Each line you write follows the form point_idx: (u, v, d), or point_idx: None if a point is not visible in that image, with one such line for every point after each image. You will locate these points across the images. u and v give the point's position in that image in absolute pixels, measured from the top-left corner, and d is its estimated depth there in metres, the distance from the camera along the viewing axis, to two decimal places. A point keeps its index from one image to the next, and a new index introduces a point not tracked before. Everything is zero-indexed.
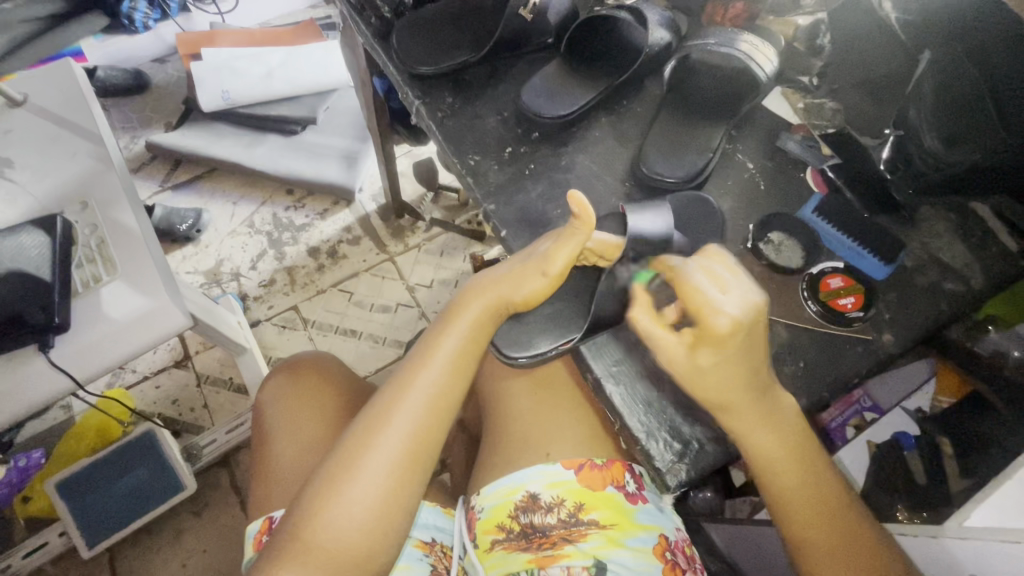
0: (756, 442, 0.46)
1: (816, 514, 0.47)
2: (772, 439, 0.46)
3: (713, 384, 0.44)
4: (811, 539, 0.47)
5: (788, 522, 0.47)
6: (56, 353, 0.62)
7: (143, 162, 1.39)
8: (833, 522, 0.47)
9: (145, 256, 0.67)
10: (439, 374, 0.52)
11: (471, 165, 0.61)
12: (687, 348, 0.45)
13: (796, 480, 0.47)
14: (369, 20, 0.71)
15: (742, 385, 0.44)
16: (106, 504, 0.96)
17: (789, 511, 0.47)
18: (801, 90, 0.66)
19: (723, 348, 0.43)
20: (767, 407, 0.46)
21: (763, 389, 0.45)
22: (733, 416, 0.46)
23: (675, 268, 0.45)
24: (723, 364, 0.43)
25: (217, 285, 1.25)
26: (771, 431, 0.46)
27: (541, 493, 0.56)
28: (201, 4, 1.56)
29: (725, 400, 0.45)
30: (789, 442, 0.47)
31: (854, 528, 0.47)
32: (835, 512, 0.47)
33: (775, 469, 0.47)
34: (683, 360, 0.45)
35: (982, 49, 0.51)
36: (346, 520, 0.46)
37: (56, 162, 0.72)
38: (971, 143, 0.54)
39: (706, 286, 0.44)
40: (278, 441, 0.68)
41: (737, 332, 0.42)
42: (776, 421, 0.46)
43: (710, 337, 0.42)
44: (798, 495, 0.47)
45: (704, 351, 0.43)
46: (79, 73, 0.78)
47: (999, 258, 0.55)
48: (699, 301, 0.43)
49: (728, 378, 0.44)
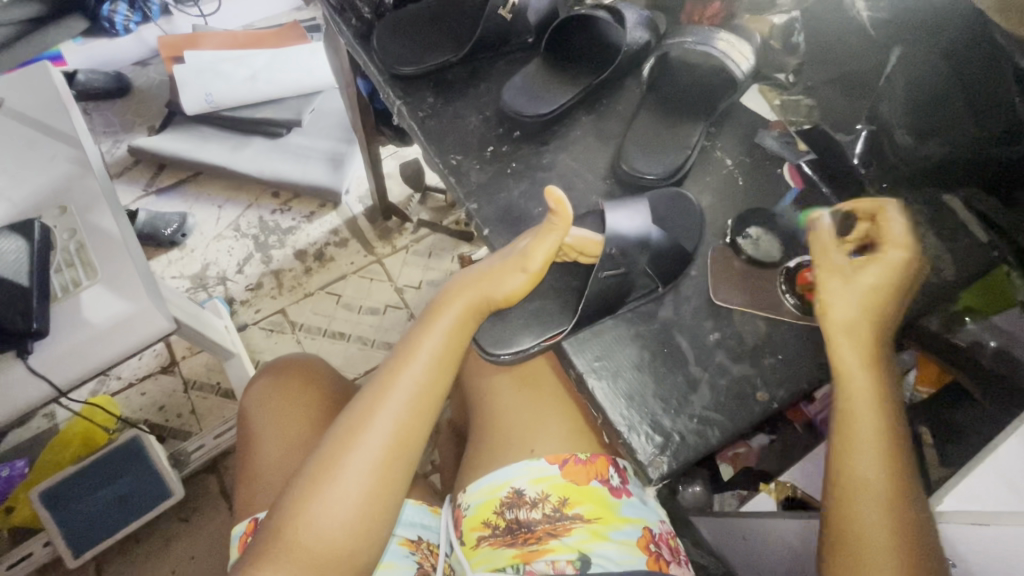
0: (847, 364, 0.47)
1: (878, 474, 0.45)
2: (868, 382, 0.47)
3: (865, 303, 0.48)
4: (863, 493, 0.45)
5: (843, 471, 0.46)
6: (34, 359, 0.61)
7: (126, 167, 1.38)
8: (892, 488, 0.45)
9: (126, 259, 0.66)
10: (421, 371, 0.52)
11: (453, 165, 0.62)
12: (852, 266, 0.49)
13: (875, 434, 0.46)
14: (350, 21, 0.72)
15: (884, 318, 0.48)
16: (92, 512, 0.95)
17: (850, 459, 0.46)
18: (778, 85, 0.69)
19: (889, 271, 0.48)
20: (872, 351, 0.47)
21: (884, 337, 0.48)
22: (845, 344, 0.47)
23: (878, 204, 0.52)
24: (884, 285, 0.48)
25: (203, 290, 1.24)
26: (868, 373, 0.47)
27: (525, 488, 0.57)
28: (183, 6, 1.55)
29: (860, 326, 0.47)
30: (880, 396, 0.47)
31: (908, 505, 0.45)
32: (898, 481, 0.45)
33: (857, 414, 0.46)
34: (849, 277, 0.49)
35: (951, 51, 0.52)
36: (329, 518, 0.46)
37: (33, 166, 0.71)
38: (940, 138, 0.56)
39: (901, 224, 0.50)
40: (264, 443, 0.68)
41: (908, 265, 0.48)
42: (876, 368, 0.47)
43: (889, 257, 0.48)
44: (869, 447, 0.46)
45: (874, 268, 0.48)
46: (56, 77, 0.77)
47: (971, 251, 0.56)
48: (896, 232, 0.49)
49: (881, 302, 0.48)
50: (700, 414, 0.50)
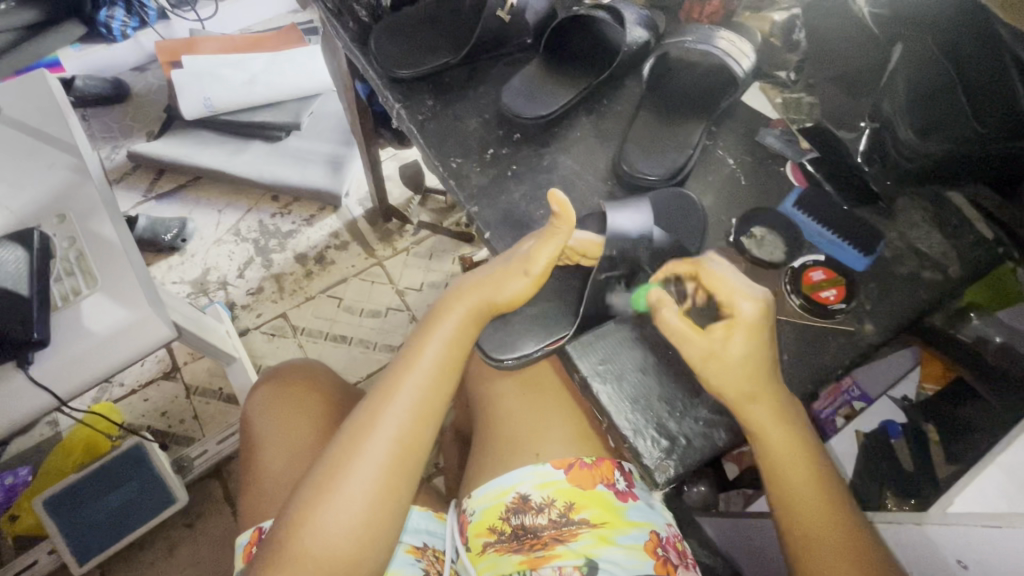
0: (762, 424, 0.47)
1: (823, 521, 0.46)
2: (784, 437, 0.47)
3: (741, 373, 0.46)
4: (818, 544, 0.46)
5: (794, 528, 0.47)
6: (35, 369, 0.61)
7: (124, 173, 1.37)
8: (840, 528, 0.46)
9: (126, 268, 0.66)
10: (423, 377, 0.51)
11: (453, 168, 0.61)
12: (717, 342, 0.47)
13: (808, 483, 0.47)
14: (347, 24, 0.71)
15: (769, 376, 0.47)
16: (96, 519, 0.94)
17: (797, 516, 0.47)
18: (779, 83, 0.68)
19: (751, 329, 0.47)
20: (780, 402, 0.48)
21: (781, 385, 0.48)
22: (753, 410, 0.47)
23: (695, 263, 0.51)
24: (754, 349, 0.47)
25: (204, 295, 1.24)
26: (784, 428, 0.47)
27: (531, 493, 0.56)
28: (180, 11, 1.55)
29: (751, 393, 0.47)
30: (798, 444, 0.48)
31: (858, 537, 0.46)
32: (842, 518, 0.47)
33: (785, 471, 0.47)
34: (720, 352, 0.47)
35: (951, 43, 0.51)
36: (333, 529, 0.46)
37: (31, 175, 0.71)
38: (944, 131, 0.54)
39: (728, 275, 0.50)
40: (267, 450, 0.67)
41: (763, 314, 0.47)
42: (787, 420, 0.47)
43: (743, 319, 0.47)
44: (805, 496, 0.47)
45: (737, 336, 0.46)
46: (54, 85, 0.77)
47: (974, 247, 0.56)
48: (727, 288, 0.49)
49: (756, 365, 0.47)
50: (706, 416, 0.50)
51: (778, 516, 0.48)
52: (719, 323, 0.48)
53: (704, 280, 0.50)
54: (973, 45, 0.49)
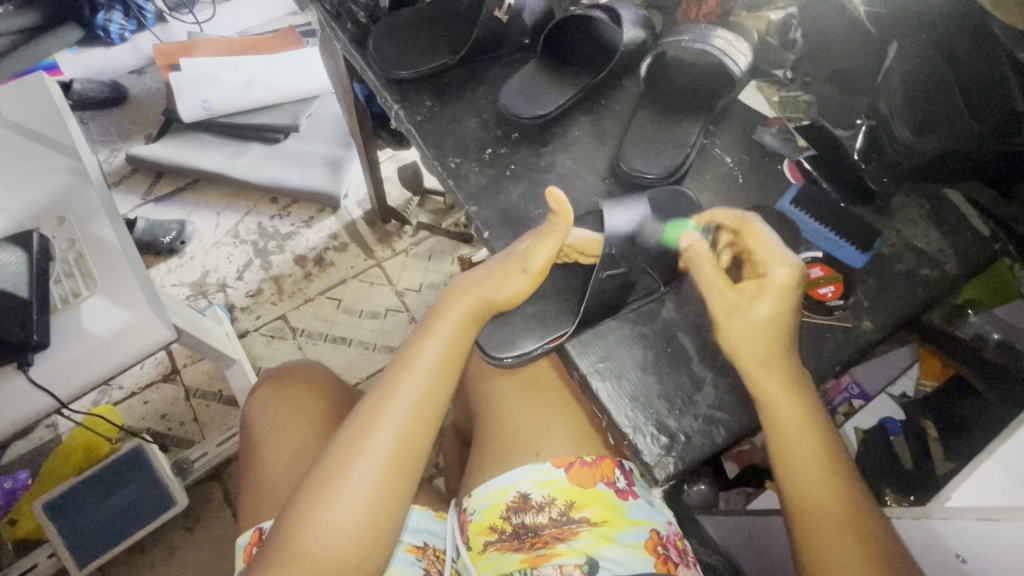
0: (777, 404, 0.47)
1: (830, 496, 0.46)
2: (793, 409, 0.47)
3: (762, 337, 0.47)
4: (822, 517, 0.46)
5: (800, 501, 0.47)
6: (35, 371, 0.61)
7: (123, 175, 1.37)
8: (850, 512, 0.46)
9: (125, 269, 0.66)
10: (424, 376, 0.52)
11: (452, 168, 0.62)
12: (745, 299, 0.49)
13: (822, 469, 0.47)
14: (346, 26, 0.71)
15: (788, 347, 0.48)
16: (96, 522, 0.94)
17: (807, 503, 0.46)
18: (776, 82, 0.66)
19: (778, 293, 0.48)
20: (791, 373, 0.48)
21: (795, 358, 0.48)
22: (769, 382, 0.47)
23: (742, 219, 0.52)
24: (778, 313, 0.48)
25: (203, 297, 1.24)
26: (793, 400, 0.47)
27: (531, 492, 0.56)
28: (178, 14, 1.54)
29: (768, 358, 0.47)
30: (808, 416, 0.47)
31: (862, 514, 0.46)
32: (853, 504, 0.46)
33: (793, 444, 0.47)
34: (743, 311, 0.48)
35: (948, 41, 0.52)
36: (334, 529, 0.46)
37: (30, 177, 0.71)
38: (941, 130, 0.54)
39: (773, 237, 0.50)
40: (268, 450, 0.67)
41: (793, 283, 0.48)
42: (797, 392, 0.47)
43: (773, 284, 0.48)
44: (812, 470, 0.47)
45: (765, 298, 0.48)
46: (53, 87, 0.77)
47: (972, 244, 0.56)
48: (766, 250, 0.49)
49: (776, 331, 0.48)
50: (706, 413, 0.50)
51: (784, 490, 0.48)
52: (751, 281, 0.49)
53: (748, 238, 0.51)
54: (970, 45, 0.51)
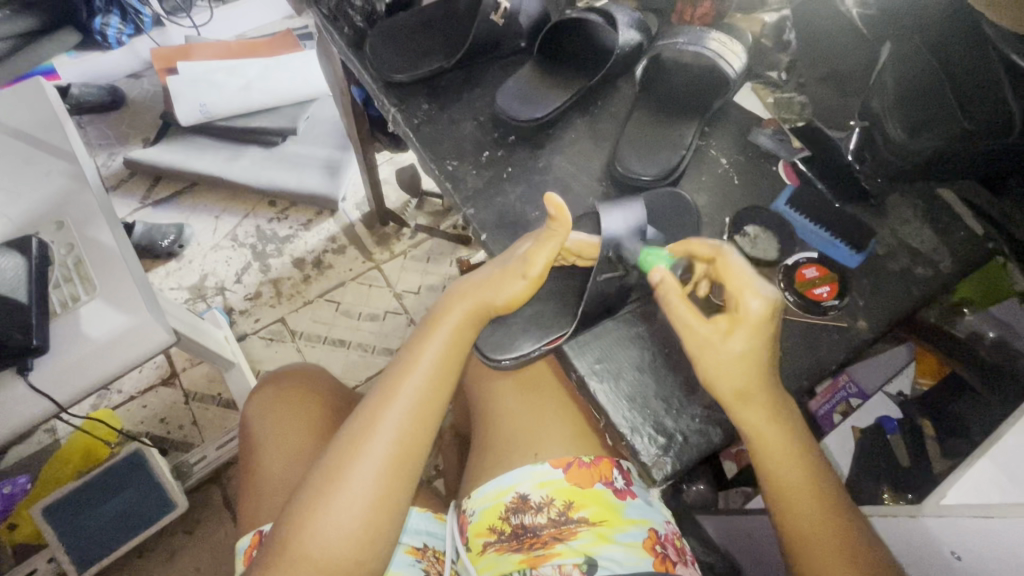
0: (754, 424, 0.48)
1: (820, 521, 0.47)
2: (777, 438, 0.48)
3: (737, 371, 0.47)
4: (815, 542, 0.47)
5: (783, 512, 0.48)
6: (35, 376, 0.61)
7: (122, 179, 1.37)
8: (831, 520, 0.47)
9: (124, 273, 0.66)
10: (423, 380, 0.52)
11: (449, 171, 0.62)
12: (719, 333, 0.48)
13: (802, 480, 0.48)
14: (343, 29, 0.72)
15: (768, 374, 0.48)
16: (96, 526, 0.94)
17: (791, 514, 0.48)
18: (771, 83, 0.68)
19: (753, 329, 0.47)
20: (773, 402, 0.48)
21: (775, 387, 0.48)
22: (746, 408, 0.47)
23: (717, 249, 0.51)
24: (753, 347, 0.47)
25: (202, 300, 1.24)
26: (777, 429, 0.48)
27: (530, 493, 0.57)
28: (175, 18, 1.55)
29: (747, 391, 0.47)
30: (792, 443, 0.48)
31: (847, 526, 0.47)
32: (833, 512, 0.47)
33: (779, 471, 0.48)
34: (717, 346, 0.48)
35: (941, 43, 0.52)
36: (333, 532, 0.46)
37: (28, 183, 0.71)
38: (934, 129, 0.54)
39: (747, 271, 0.49)
40: (267, 454, 0.67)
41: (768, 315, 0.47)
42: (780, 420, 0.48)
43: (748, 318, 0.47)
44: (796, 487, 0.48)
45: (739, 334, 0.47)
46: (51, 93, 0.77)
47: (967, 242, 0.57)
48: (740, 284, 0.48)
49: (754, 365, 0.47)
50: (703, 413, 0.50)
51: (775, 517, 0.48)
52: (723, 316, 0.49)
53: (721, 269, 0.50)
54: (964, 45, 0.50)
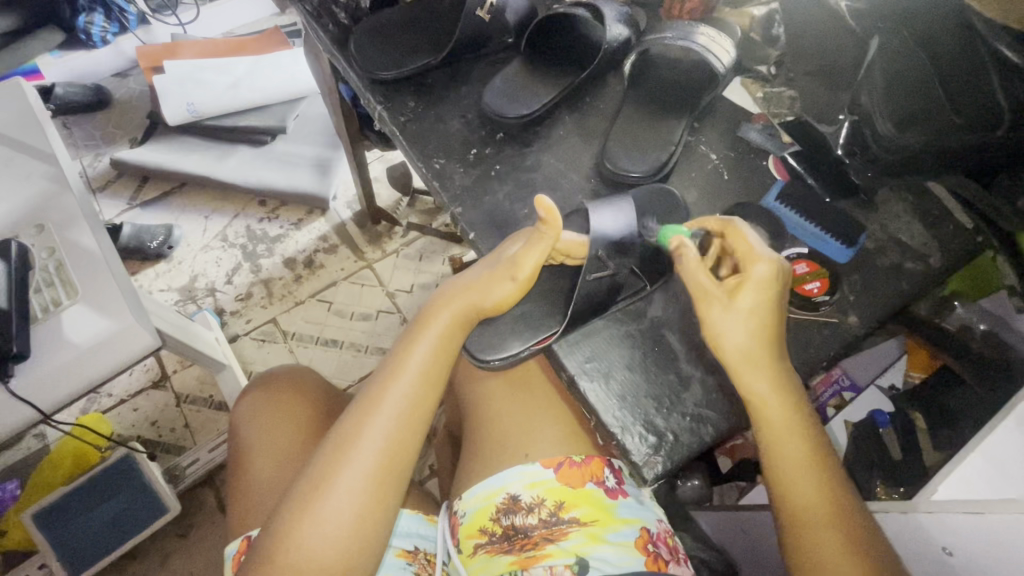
0: (758, 393, 0.47)
1: (817, 498, 0.46)
2: (781, 414, 0.47)
3: (745, 329, 0.47)
4: (810, 521, 0.46)
5: (781, 483, 0.48)
6: (16, 382, 0.60)
7: (108, 180, 1.35)
8: (828, 496, 0.47)
9: (107, 277, 0.65)
10: (410, 384, 0.51)
11: (437, 169, 0.61)
12: (726, 293, 0.49)
13: (801, 455, 0.47)
14: (327, 26, 0.71)
15: (774, 340, 0.48)
16: (86, 531, 0.93)
17: (786, 486, 0.47)
18: (761, 78, 0.67)
19: (759, 288, 0.48)
20: (780, 378, 0.48)
21: (782, 359, 0.48)
22: (749, 373, 0.47)
23: (725, 222, 0.52)
24: (760, 308, 0.48)
25: (192, 301, 1.23)
26: (784, 405, 0.47)
27: (520, 494, 0.56)
28: (161, 15, 1.53)
29: (754, 355, 0.47)
30: (796, 422, 0.48)
31: (844, 505, 0.47)
32: (831, 488, 0.47)
33: (780, 446, 0.48)
34: (726, 304, 0.48)
35: (929, 40, 0.50)
36: (320, 541, 0.46)
37: (9, 185, 0.69)
38: (924, 122, 0.54)
39: (754, 238, 0.50)
40: (256, 458, 0.67)
41: (774, 278, 0.48)
42: (786, 396, 0.47)
43: (755, 279, 0.48)
44: (796, 461, 0.47)
45: (746, 291, 0.48)
46: (31, 93, 0.76)
47: (955, 236, 0.57)
48: (747, 249, 0.49)
49: (760, 326, 0.48)
50: (694, 411, 0.50)
51: (771, 490, 0.48)
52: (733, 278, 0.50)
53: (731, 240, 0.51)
54: (953, 44, 0.49)
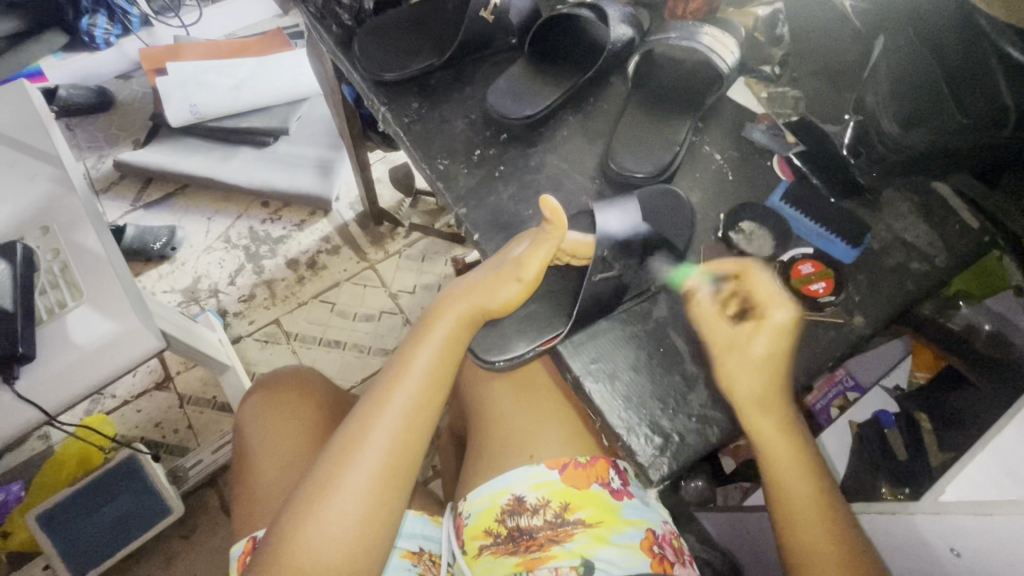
0: (764, 433, 0.48)
1: (825, 539, 0.47)
2: (787, 453, 0.48)
3: (759, 373, 0.48)
4: (823, 563, 0.46)
5: (790, 527, 0.48)
6: (22, 384, 0.60)
7: (112, 182, 1.36)
8: (836, 537, 0.47)
9: (112, 279, 0.65)
10: (416, 386, 0.51)
11: (441, 170, 0.61)
12: (742, 337, 0.49)
13: (807, 496, 0.48)
14: (331, 28, 0.71)
15: (784, 382, 0.49)
16: (91, 532, 0.93)
17: (794, 528, 0.48)
18: (764, 78, 0.66)
19: (777, 334, 0.48)
20: (784, 418, 0.49)
21: (789, 401, 0.49)
22: (758, 416, 0.48)
23: (741, 263, 0.52)
24: (775, 352, 0.48)
25: (195, 303, 1.23)
26: (788, 443, 0.48)
27: (526, 495, 0.56)
28: (164, 18, 1.53)
29: (765, 398, 0.48)
30: (802, 461, 0.49)
31: (852, 547, 0.47)
32: (839, 530, 0.47)
33: (787, 486, 0.48)
34: (742, 348, 0.48)
35: (936, 39, 0.50)
36: (326, 543, 0.46)
37: (14, 187, 0.70)
38: (925, 124, 0.54)
39: (770, 283, 0.50)
40: (260, 460, 0.67)
41: (793, 322, 0.48)
42: (791, 437, 0.49)
43: (773, 324, 0.48)
44: (803, 503, 0.48)
45: (763, 335, 0.48)
46: (35, 95, 0.76)
47: (962, 235, 0.56)
48: (765, 294, 0.50)
49: (773, 370, 0.48)
50: (699, 412, 0.50)
51: (779, 531, 0.48)
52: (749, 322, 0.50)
53: (749, 283, 0.51)
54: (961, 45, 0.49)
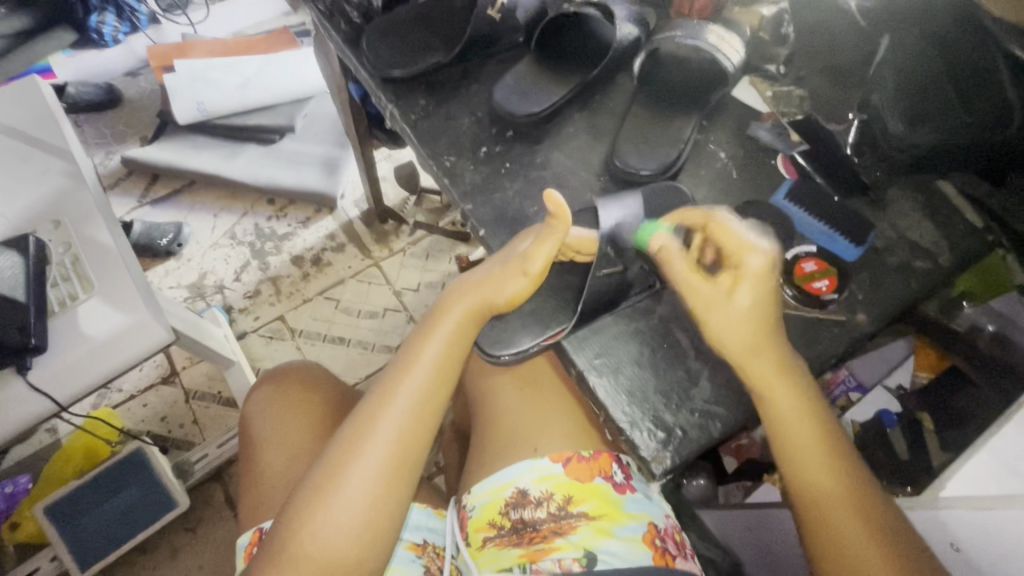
0: (761, 378, 0.48)
1: (833, 481, 0.47)
2: (791, 403, 0.48)
3: (742, 324, 0.49)
4: (831, 509, 0.46)
5: (797, 473, 0.48)
6: (34, 375, 0.62)
7: (119, 178, 1.37)
8: (843, 480, 0.47)
9: (121, 272, 0.66)
10: (422, 379, 0.52)
11: (447, 167, 0.62)
12: (723, 291, 0.50)
13: (809, 441, 0.48)
14: (339, 26, 0.71)
15: (775, 326, 0.50)
16: (98, 525, 0.94)
17: (802, 473, 0.48)
18: (768, 77, 0.67)
19: (757, 281, 0.50)
20: (782, 364, 0.49)
21: (784, 347, 0.50)
22: (755, 363, 0.48)
23: (707, 215, 0.53)
24: (758, 298, 0.49)
25: (201, 299, 1.24)
26: (792, 393, 0.48)
27: (530, 488, 0.57)
28: (171, 15, 1.55)
29: (756, 345, 0.49)
30: (806, 410, 0.48)
31: (860, 488, 0.47)
32: (847, 473, 0.47)
33: (791, 432, 0.48)
34: (725, 302, 0.50)
35: (940, 35, 0.52)
36: (334, 531, 0.46)
37: (26, 182, 0.71)
38: (931, 123, 0.54)
39: (740, 231, 0.52)
40: (267, 451, 0.68)
41: (769, 269, 0.50)
42: (791, 384, 0.48)
43: (750, 272, 0.50)
44: (807, 448, 0.48)
45: (743, 286, 0.49)
46: (47, 91, 0.77)
47: (966, 235, 0.57)
48: (735, 244, 0.51)
49: (761, 317, 0.49)
50: (702, 408, 0.50)
51: (787, 478, 0.49)
52: (726, 274, 0.51)
53: (716, 236, 0.52)
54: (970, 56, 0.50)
